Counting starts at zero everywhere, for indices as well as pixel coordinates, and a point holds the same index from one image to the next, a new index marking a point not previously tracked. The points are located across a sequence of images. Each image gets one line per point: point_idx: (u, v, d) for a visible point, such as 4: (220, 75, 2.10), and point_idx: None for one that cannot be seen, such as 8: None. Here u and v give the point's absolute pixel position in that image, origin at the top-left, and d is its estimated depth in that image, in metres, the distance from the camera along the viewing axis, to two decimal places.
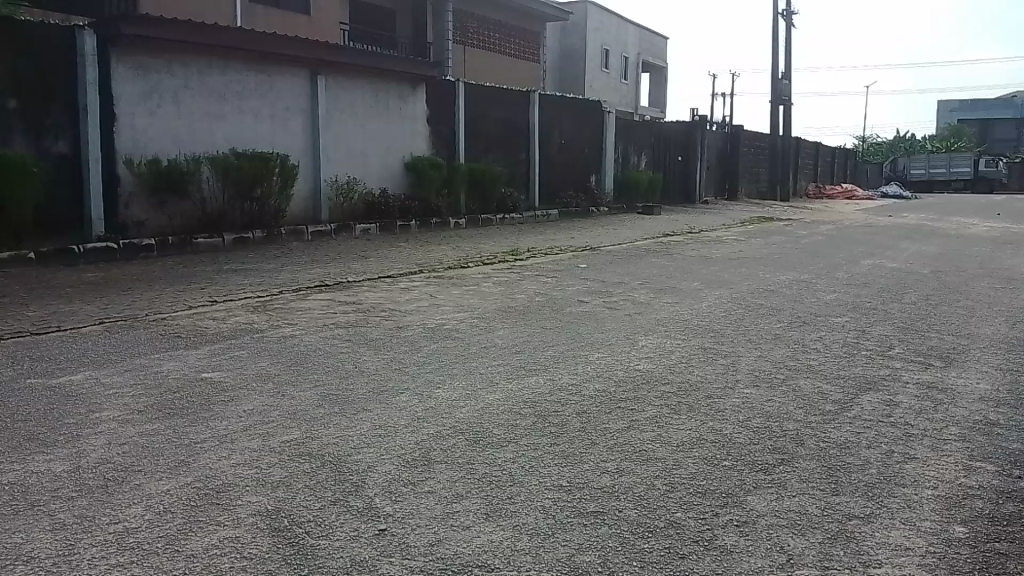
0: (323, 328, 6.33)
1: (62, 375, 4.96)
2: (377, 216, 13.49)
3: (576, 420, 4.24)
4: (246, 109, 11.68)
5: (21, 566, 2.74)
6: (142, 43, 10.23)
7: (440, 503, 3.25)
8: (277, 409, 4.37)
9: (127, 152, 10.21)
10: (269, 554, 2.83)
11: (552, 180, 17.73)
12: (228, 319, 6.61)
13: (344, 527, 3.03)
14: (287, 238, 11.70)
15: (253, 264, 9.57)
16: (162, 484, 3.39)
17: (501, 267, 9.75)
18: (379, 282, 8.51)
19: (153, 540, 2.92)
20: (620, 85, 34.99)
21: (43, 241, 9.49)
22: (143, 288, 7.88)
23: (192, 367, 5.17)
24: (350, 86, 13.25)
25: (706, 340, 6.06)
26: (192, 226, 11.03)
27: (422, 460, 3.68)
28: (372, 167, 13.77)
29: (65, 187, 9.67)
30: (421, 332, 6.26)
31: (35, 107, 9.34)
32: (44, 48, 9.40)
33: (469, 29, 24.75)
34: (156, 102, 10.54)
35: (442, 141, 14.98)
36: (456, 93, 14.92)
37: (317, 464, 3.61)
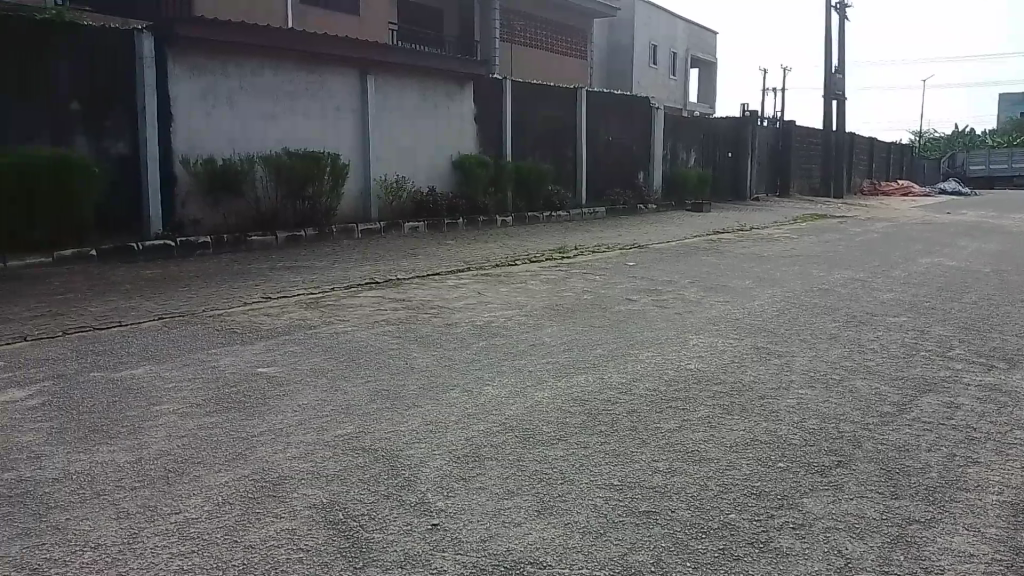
0: (374, 325, 6.40)
1: (123, 369, 5.11)
2: (425, 215, 13.59)
3: (627, 418, 4.22)
4: (298, 109, 11.87)
5: (89, 552, 2.83)
6: (198, 45, 10.48)
7: (492, 499, 3.26)
8: (331, 404, 4.43)
9: (183, 153, 10.47)
10: (325, 547, 2.87)
11: (600, 178, 17.64)
12: (282, 316, 6.72)
13: (397, 522, 3.06)
14: (338, 237, 11.86)
15: (305, 261, 9.72)
16: (221, 476, 3.47)
17: (548, 265, 9.73)
18: (428, 280, 8.56)
19: (213, 530, 2.99)
20: (668, 82, 34.67)
21: (104, 239, 9.77)
22: (200, 285, 8.06)
23: (247, 362, 5.27)
24: (399, 86, 13.36)
25: (759, 340, 5.96)
26: (246, 225, 11.26)
27: (473, 456, 3.70)
28: (421, 166, 13.88)
29: (125, 187, 9.94)
30: (470, 329, 6.27)
31: (95, 109, 9.61)
32: (104, 51, 9.67)
33: (516, 27, 24.76)
34: (212, 102, 10.78)
35: (490, 140, 15.02)
36: (503, 92, 14.99)
37: (370, 458, 3.66)
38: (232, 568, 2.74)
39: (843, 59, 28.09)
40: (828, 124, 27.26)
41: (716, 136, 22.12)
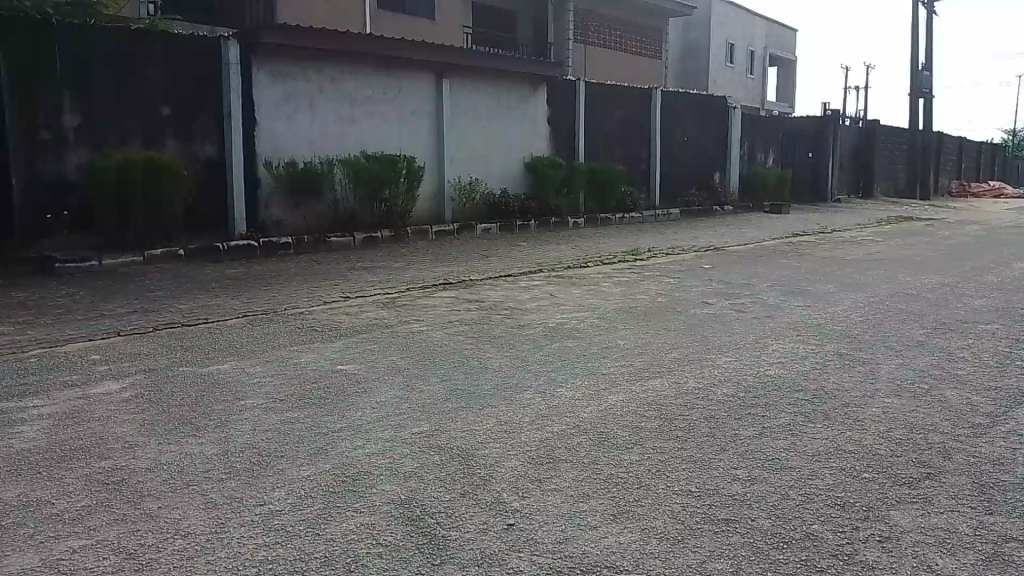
0: (448, 325, 6.47)
1: (210, 364, 5.30)
2: (499, 216, 13.67)
3: (704, 424, 4.15)
4: (376, 113, 12.11)
5: (179, 540, 2.95)
6: (280, 51, 10.80)
7: (567, 501, 3.26)
8: (407, 401, 4.52)
9: (266, 156, 10.81)
10: (404, 542, 2.92)
11: (674, 179, 17.42)
12: (360, 315, 6.87)
13: (473, 520, 3.08)
14: (413, 238, 12.04)
15: (382, 261, 9.90)
16: (303, 470, 3.57)
17: (622, 267, 9.66)
18: (501, 281, 8.61)
19: (296, 523, 3.07)
20: (745, 81, 33.97)
21: (192, 238, 10.17)
22: (281, 284, 8.30)
23: (328, 359, 5.41)
24: (474, 88, 13.47)
25: (842, 346, 5.78)
26: (325, 226, 11.53)
27: (547, 457, 3.70)
28: (494, 168, 13.98)
29: (212, 189, 10.32)
30: (543, 330, 6.28)
31: (185, 113, 10.02)
32: (194, 58, 10.07)
33: (590, 27, 24.65)
34: (294, 107, 11.09)
35: (563, 140, 15.02)
36: (576, 93, 15.00)
37: (447, 456, 3.70)
38: (314, 560, 2.81)
39: (931, 54, 26.99)
40: (915, 122, 26.25)
41: (795, 135, 21.58)
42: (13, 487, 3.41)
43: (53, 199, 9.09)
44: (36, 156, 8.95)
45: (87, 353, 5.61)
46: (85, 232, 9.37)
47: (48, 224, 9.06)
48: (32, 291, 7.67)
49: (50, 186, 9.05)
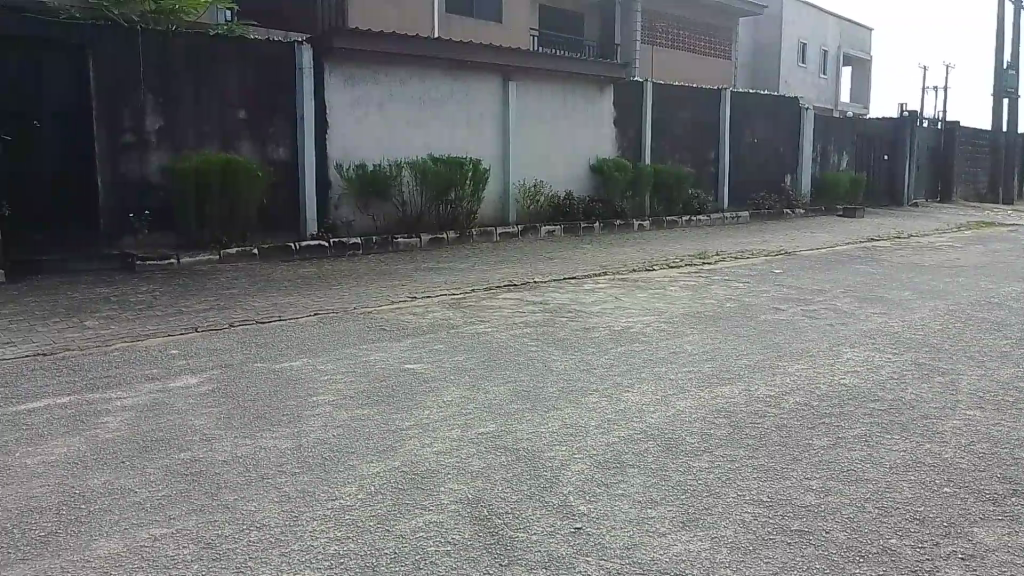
0: (512, 326, 6.48)
1: (283, 361, 5.44)
2: (562, 219, 13.63)
3: (777, 433, 4.06)
4: (443, 115, 12.24)
5: (255, 532, 3.03)
6: (353, 55, 11.01)
7: (635, 506, 3.23)
8: (473, 401, 4.55)
9: (337, 159, 11.04)
10: (472, 541, 2.94)
11: (743, 181, 17.09)
12: (426, 315, 6.95)
13: (540, 522, 3.08)
14: (478, 239, 12.12)
15: (448, 263, 9.98)
16: (372, 467, 3.63)
17: (689, 271, 9.53)
18: (566, 283, 8.60)
19: (366, 519, 3.12)
20: (817, 81, 33.14)
21: (264, 238, 10.44)
22: (350, 283, 8.46)
23: (396, 358, 5.48)
24: (541, 89, 13.47)
25: (921, 355, 5.58)
26: (392, 227, 11.70)
27: (614, 462, 3.67)
28: (559, 170, 13.96)
29: (284, 190, 10.59)
30: (608, 334, 6.24)
31: (260, 116, 10.31)
32: (269, 63, 10.35)
33: (658, 28, 24.38)
34: (364, 110, 11.29)
35: (629, 142, 14.92)
36: (643, 94, 14.87)
37: (513, 458, 3.71)
38: (384, 556, 2.85)
39: (1017, 53, 25.85)
40: (999, 123, 25.15)
41: (871, 137, 20.92)
42: (99, 475, 3.56)
43: (134, 199, 9.40)
44: (119, 158, 9.28)
45: (166, 348, 5.82)
46: (164, 232, 9.67)
47: (130, 223, 9.37)
48: (116, 288, 8.00)
49: (132, 187, 9.37)
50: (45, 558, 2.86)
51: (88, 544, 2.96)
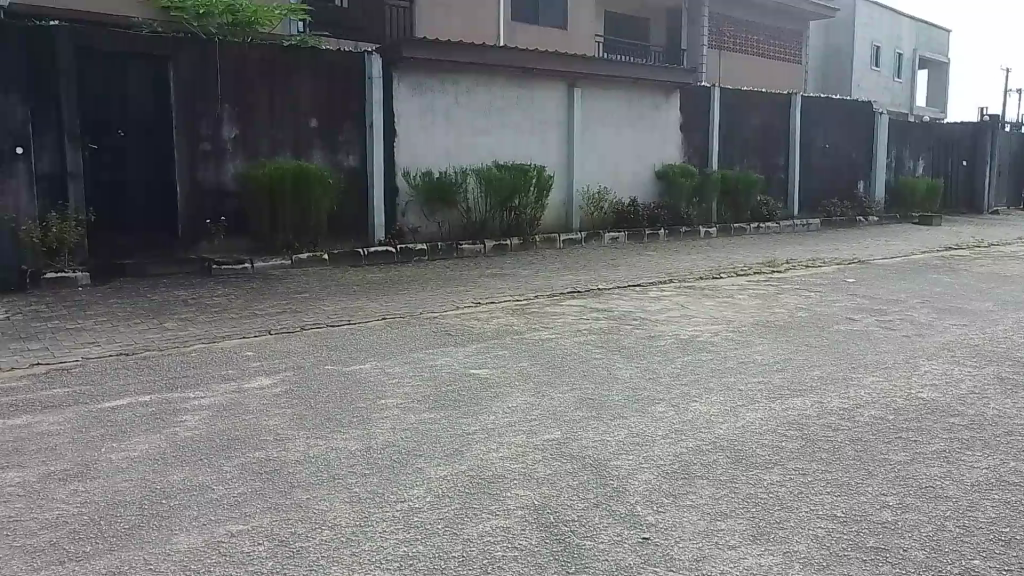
0: (576, 333, 6.48)
1: (353, 364, 5.56)
2: (626, 225, 13.54)
3: (851, 447, 3.96)
4: (509, 123, 12.32)
5: (327, 530, 3.11)
6: (420, 65, 11.18)
7: (704, 518, 3.19)
8: (539, 407, 4.56)
9: (404, 167, 11.24)
10: (539, 548, 2.95)
11: (813, 188, 16.70)
12: (490, 321, 6.99)
13: (607, 531, 3.07)
14: (542, 245, 12.14)
15: (511, 269, 10.03)
16: (440, 470, 3.67)
17: (757, 279, 9.37)
18: (631, 290, 8.55)
19: (435, 521, 3.17)
20: (892, 85, 32.18)
21: (334, 242, 10.68)
22: (416, 288, 8.58)
23: (461, 363, 5.54)
24: (607, 96, 13.43)
25: (1004, 369, 5.36)
26: (457, 233, 11.83)
27: (682, 473, 3.63)
28: (625, 177, 13.87)
29: (353, 197, 10.82)
30: (675, 342, 6.17)
31: (331, 124, 10.56)
32: (340, 73, 10.60)
33: (727, 32, 24.02)
34: (431, 118, 11.46)
35: (695, 149, 14.75)
36: (711, 100, 14.70)
37: (579, 465, 3.70)
38: (452, 559, 2.88)
39: None
40: None
41: (949, 142, 20.19)
42: (179, 471, 3.70)
43: (211, 206, 9.72)
44: (198, 166, 9.60)
45: (241, 349, 6.01)
46: (239, 237, 9.99)
47: (207, 228, 9.69)
48: (194, 290, 8.29)
49: (210, 194, 9.70)
50: (128, 550, 2.98)
51: (169, 537, 3.07)
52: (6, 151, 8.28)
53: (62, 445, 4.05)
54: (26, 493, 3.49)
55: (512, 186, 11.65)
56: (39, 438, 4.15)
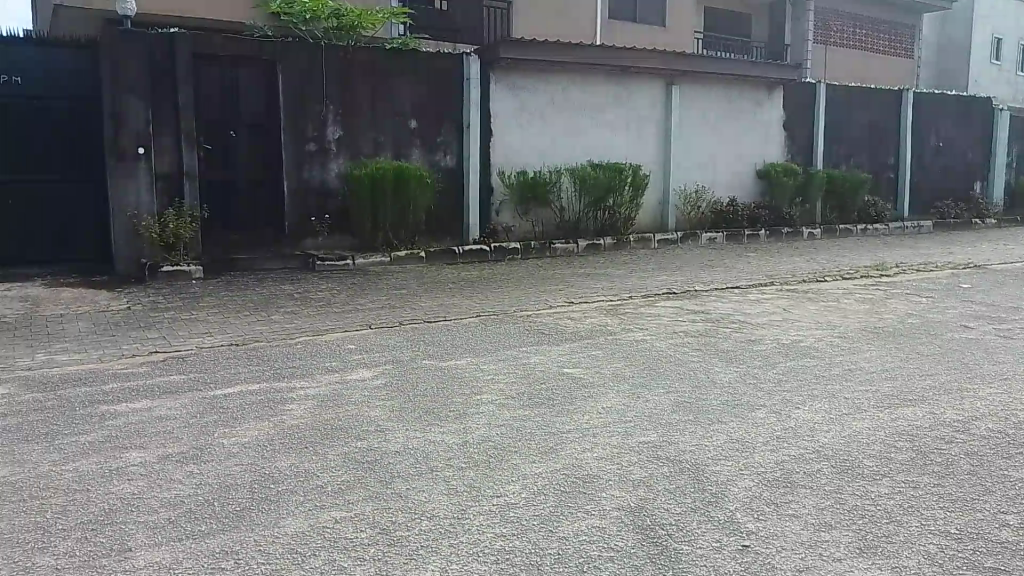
0: (672, 335, 6.39)
1: (450, 359, 5.66)
2: (725, 225, 13.27)
3: (966, 461, 3.75)
4: (605, 122, 12.25)
5: (426, 521, 3.18)
6: (518, 65, 11.27)
7: (807, 528, 3.10)
8: (634, 409, 4.53)
9: (499, 167, 11.37)
10: (635, 550, 2.93)
11: (925, 188, 15.91)
12: (583, 320, 6.98)
13: (706, 536, 3.03)
14: (636, 246, 12.01)
15: (605, 269, 9.97)
16: (535, 467, 3.70)
17: (863, 283, 8.99)
18: (729, 292, 8.38)
19: (530, 518, 3.19)
20: (1014, 79, 30.25)
21: (431, 241, 10.91)
22: (511, 287, 8.64)
23: (555, 362, 5.56)
24: (707, 94, 13.15)
25: None
26: (551, 232, 11.85)
27: (784, 481, 3.53)
28: (724, 176, 13.56)
29: (450, 196, 11.01)
30: (776, 347, 6.01)
31: (430, 124, 10.77)
32: (439, 75, 10.78)
33: (834, 27, 23.16)
34: (526, 118, 11.54)
35: (798, 147, 14.29)
36: (816, 97, 14.21)
37: (676, 469, 3.65)
38: (549, 556, 2.90)
39: None
40: None
41: None
42: (286, 458, 3.86)
43: (316, 204, 10.08)
44: (304, 166, 9.96)
45: (343, 342, 6.21)
46: (341, 234, 10.33)
47: (311, 226, 10.06)
48: (298, 285, 8.62)
49: (314, 192, 10.06)
50: (240, 531, 3.13)
51: (277, 521, 3.21)
52: (129, 152, 8.85)
53: (179, 429, 4.29)
54: (147, 472, 3.72)
55: (606, 185, 11.60)
56: (158, 422, 4.41)
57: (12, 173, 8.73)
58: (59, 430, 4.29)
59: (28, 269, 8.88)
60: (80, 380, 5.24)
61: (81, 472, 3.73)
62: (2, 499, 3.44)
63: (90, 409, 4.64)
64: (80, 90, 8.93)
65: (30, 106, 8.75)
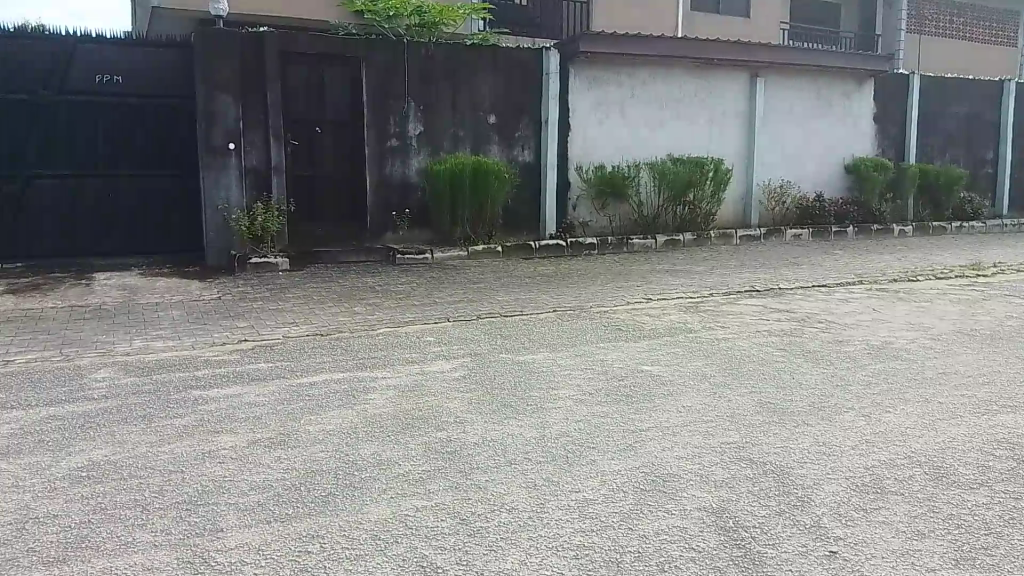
0: (755, 334, 6.24)
1: (528, 354, 5.68)
2: (809, 221, 12.96)
3: None
4: (687, 115, 12.04)
5: (505, 513, 3.20)
6: (597, 59, 11.19)
7: (899, 536, 2.99)
8: (715, 408, 4.45)
9: (577, 162, 11.34)
10: (717, 552, 2.88)
11: None
12: (662, 317, 6.89)
13: (791, 541, 2.95)
14: (717, 242, 11.80)
15: (684, 265, 9.82)
16: (614, 464, 3.67)
17: (959, 283, 8.59)
18: (815, 291, 8.13)
19: (609, 514, 3.18)
20: None
21: (507, 236, 10.98)
22: (588, 283, 8.60)
23: (634, 358, 5.52)
24: (793, 86, 12.76)
25: None
26: (628, 228, 11.75)
27: (874, 487, 3.41)
28: (810, 171, 13.16)
29: (527, 191, 11.05)
30: (866, 348, 5.79)
31: (508, 120, 10.81)
32: (519, 70, 10.79)
33: (930, 15, 22.16)
34: (605, 112, 11.46)
35: (890, 141, 13.75)
36: (909, 88, 13.64)
37: (759, 471, 3.57)
38: (628, 554, 2.88)
39: None
40: None
41: None
42: (369, 446, 3.95)
43: (396, 198, 10.25)
44: (386, 161, 10.14)
45: (422, 334, 6.30)
46: (420, 228, 10.49)
47: (392, 220, 10.26)
48: (379, 278, 8.80)
49: (395, 188, 10.22)
50: (325, 516, 3.22)
51: (360, 508, 3.28)
52: (220, 148, 9.17)
53: (266, 415, 4.44)
54: (236, 456, 3.86)
55: (687, 179, 11.40)
56: (248, 408, 4.57)
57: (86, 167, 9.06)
58: (155, 414, 4.50)
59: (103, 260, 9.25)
60: (175, 366, 5.49)
61: (176, 454, 3.90)
62: (104, 477, 3.63)
63: (184, 394, 4.85)
64: (150, 85, 9.21)
65: (115, 103, 9.10)
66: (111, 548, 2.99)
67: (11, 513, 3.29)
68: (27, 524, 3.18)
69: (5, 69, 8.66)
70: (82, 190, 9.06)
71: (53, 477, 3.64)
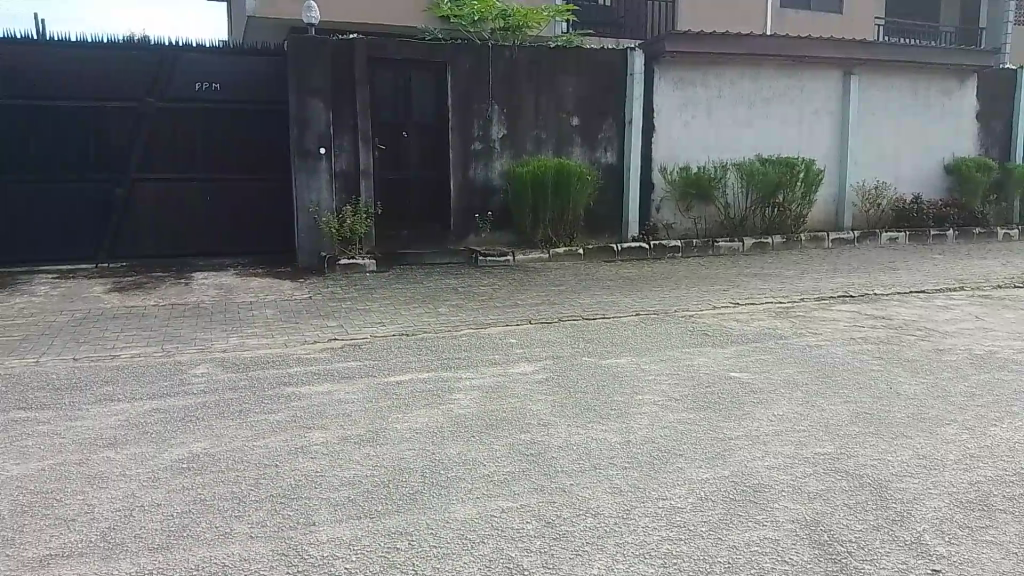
0: (850, 342, 6.02)
1: (611, 357, 5.64)
2: (906, 224, 12.44)
3: None
4: (776, 115, 11.73)
5: (591, 518, 3.19)
6: (683, 59, 11.02)
7: (1010, 558, 2.83)
8: (808, 418, 4.31)
9: (661, 163, 11.20)
10: (812, 566, 2.79)
11: None
12: (750, 322, 6.73)
13: (891, 557, 2.84)
14: (806, 245, 11.47)
15: (772, 269, 9.58)
16: (702, 472, 3.61)
17: None
18: (912, 297, 7.78)
19: (698, 523, 3.13)
20: None
21: (589, 239, 10.94)
22: (671, 286, 8.48)
23: (722, 364, 5.40)
24: (890, 83, 12.27)
25: None
26: (713, 230, 11.54)
27: (981, 504, 3.24)
28: (906, 171, 12.62)
29: (610, 193, 10.98)
30: (970, 358, 5.51)
31: (592, 121, 10.77)
32: (604, 71, 10.73)
33: None
34: (691, 112, 11.27)
35: (994, 139, 13.07)
36: (1017, 83, 12.93)
37: (855, 484, 3.44)
38: (718, 564, 2.82)
39: None
40: None
41: None
42: (456, 446, 4.00)
43: (479, 201, 10.35)
44: (470, 164, 10.24)
45: (505, 336, 6.34)
46: (503, 230, 10.56)
47: (475, 222, 10.36)
48: (463, 279, 8.91)
49: (478, 190, 10.32)
50: (414, 514, 3.27)
51: (446, 507, 3.32)
52: (312, 152, 9.44)
53: (355, 412, 4.55)
54: (328, 452, 3.97)
55: (776, 180, 11.10)
56: (338, 404, 4.71)
57: (181, 169, 9.48)
58: (250, 409, 4.67)
59: (203, 259, 9.69)
60: (269, 363, 5.68)
61: (271, 448, 4.03)
62: (203, 469, 3.79)
63: (277, 391, 5.01)
64: (241, 90, 9.56)
65: (215, 109, 9.50)
66: (211, 538, 3.11)
67: (119, 500, 3.47)
68: (134, 512, 3.34)
69: (75, 72, 9.00)
70: (179, 192, 9.49)
71: (156, 467, 3.82)
